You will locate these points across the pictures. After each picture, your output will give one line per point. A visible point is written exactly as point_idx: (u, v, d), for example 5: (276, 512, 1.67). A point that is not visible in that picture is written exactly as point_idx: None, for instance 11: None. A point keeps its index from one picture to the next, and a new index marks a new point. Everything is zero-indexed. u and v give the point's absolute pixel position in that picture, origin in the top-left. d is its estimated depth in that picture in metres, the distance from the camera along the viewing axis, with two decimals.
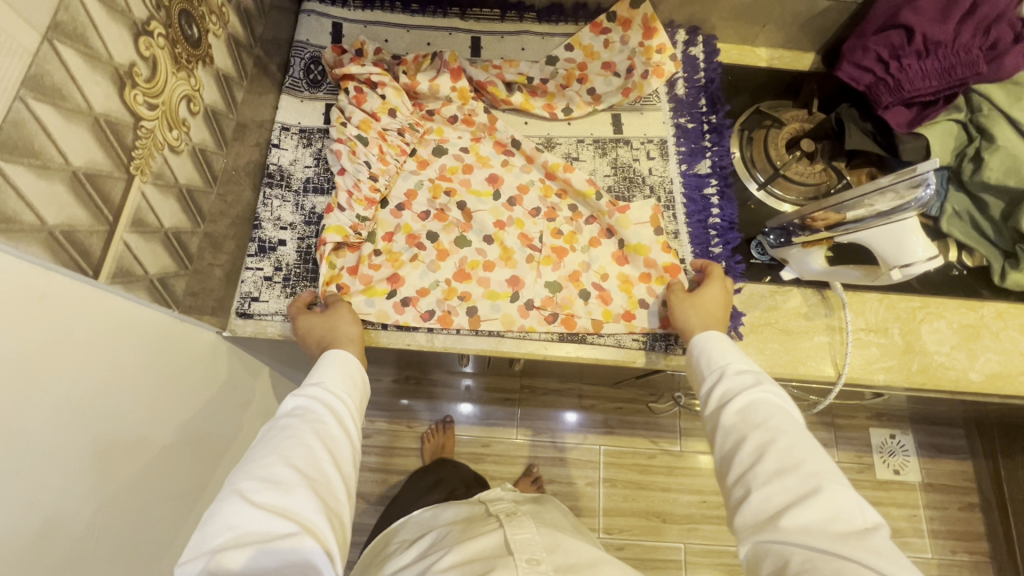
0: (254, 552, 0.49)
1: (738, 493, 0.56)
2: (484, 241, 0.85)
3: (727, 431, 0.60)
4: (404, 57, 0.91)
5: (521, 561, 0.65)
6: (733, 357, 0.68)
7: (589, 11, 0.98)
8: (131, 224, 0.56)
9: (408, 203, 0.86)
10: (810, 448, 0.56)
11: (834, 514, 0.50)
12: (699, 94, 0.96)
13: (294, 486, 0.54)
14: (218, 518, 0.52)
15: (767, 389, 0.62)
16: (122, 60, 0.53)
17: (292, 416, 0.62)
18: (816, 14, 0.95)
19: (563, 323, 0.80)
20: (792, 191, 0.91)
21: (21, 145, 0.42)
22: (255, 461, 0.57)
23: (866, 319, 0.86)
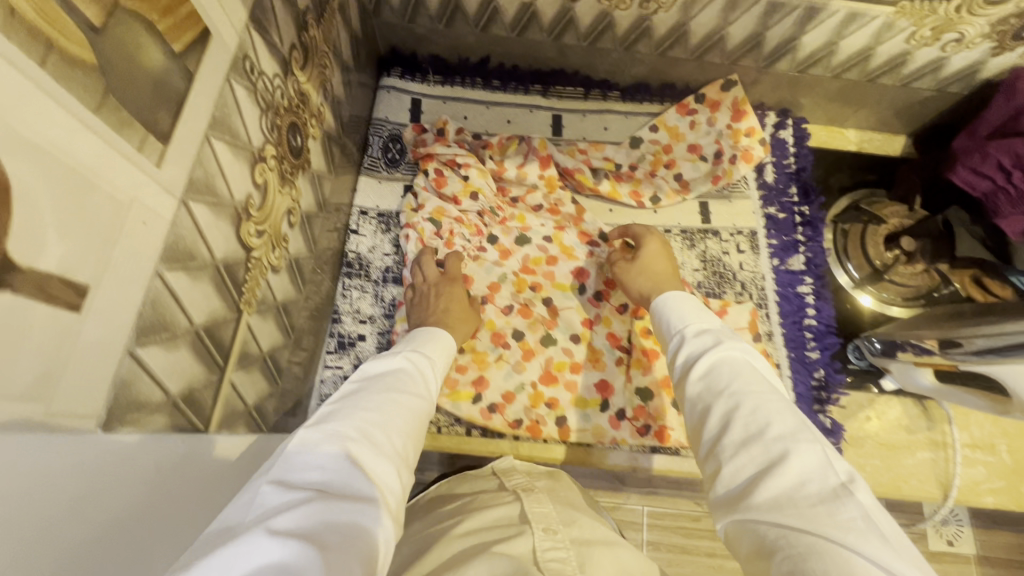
0: (314, 507, 0.35)
1: (706, 466, 0.44)
2: (571, 340, 0.81)
3: (695, 397, 0.49)
4: (489, 139, 0.88)
5: (535, 531, 0.52)
6: (695, 315, 0.57)
7: (676, 90, 0.93)
8: (238, 362, 0.53)
9: (491, 295, 0.82)
10: (781, 406, 0.44)
11: (804, 480, 0.38)
12: (790, 182, 0.92)
13: (388, 458, 0.42)
14: (312, 454, 0.39)
15: (728, 348, 0.51)
16: (241, 197, 0.49)
17: (395, 379, 0.51)
18: (917, 102, 0.90)
19: (656, 437, 0.77)
20: (891, 291, 0.86)
21: (156, 324, 0.39)
22: (361, 405, 0.45)
23: (971, 434, 0.82)
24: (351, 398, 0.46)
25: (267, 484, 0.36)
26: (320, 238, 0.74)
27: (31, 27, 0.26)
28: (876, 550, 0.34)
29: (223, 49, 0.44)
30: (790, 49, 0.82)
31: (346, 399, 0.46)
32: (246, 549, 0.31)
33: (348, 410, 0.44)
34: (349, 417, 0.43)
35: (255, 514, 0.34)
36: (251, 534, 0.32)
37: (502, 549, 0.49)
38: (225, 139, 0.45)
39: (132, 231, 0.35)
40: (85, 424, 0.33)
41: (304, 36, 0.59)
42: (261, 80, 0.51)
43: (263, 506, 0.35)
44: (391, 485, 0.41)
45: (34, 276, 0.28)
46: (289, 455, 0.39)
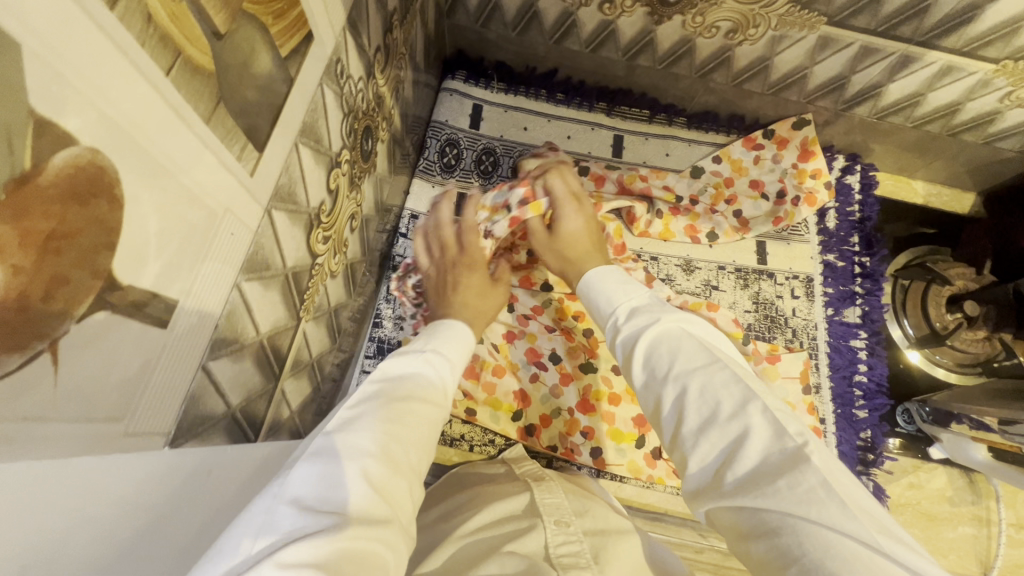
0: (330, 523, 0.30)
1: (671, 455, 0.41)
2: (612, 370, 0.77)
3: (644, 384, 0.45)
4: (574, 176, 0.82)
5: (548, 524, 0.50)
6: (622, 292, 0.53)
7: (745, 123, 0.90)
8: (290, 370, 0.52)
9: (534, 314, 0.79)
10: (726, 378, 0.40)
11: (766, 454, 0.36)
12: (852, 231, 0.89)
13: (403, 478, 0.37)
14: (331, 469, 0.33)
15: (664, 324, 0.46)
16: (316, 204, 0.48)
17: (415, 385, 0.45)
18: (995, 161, 0.87)
19: None
20: (947, 355, 0.84)
21: (228, 336, 0.38)
22: (379, 416, 0.39)
23: (1018, 513, 0.79)
24: (372, 403, 0.40)
25: (278, 507, 0.31)
26: (373, 242, 0.73)
27: (163, 34, 0.25)
28: (838, 518, 0.32)
29: (321, 53, 0.42)
30: (873, 94, 0.79)
31: (364, 405, 0.40)
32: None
33: (368, 420, 0.38)
34: (367, 430, 0.37)
35: (269, 541, 0.29)
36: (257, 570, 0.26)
37: (513, 547, 0.46)
38: (310, 145, 0.44)
39: (222, 242, 0.33)
40: (155, 441, 0.32)
41: (387, 38, 0.58)
42: (348, 85, 0.49)
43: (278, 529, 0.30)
44: (406, 511, 0.36)
45: (133, 294, 0.27)
46: (307, 470, 0.33)
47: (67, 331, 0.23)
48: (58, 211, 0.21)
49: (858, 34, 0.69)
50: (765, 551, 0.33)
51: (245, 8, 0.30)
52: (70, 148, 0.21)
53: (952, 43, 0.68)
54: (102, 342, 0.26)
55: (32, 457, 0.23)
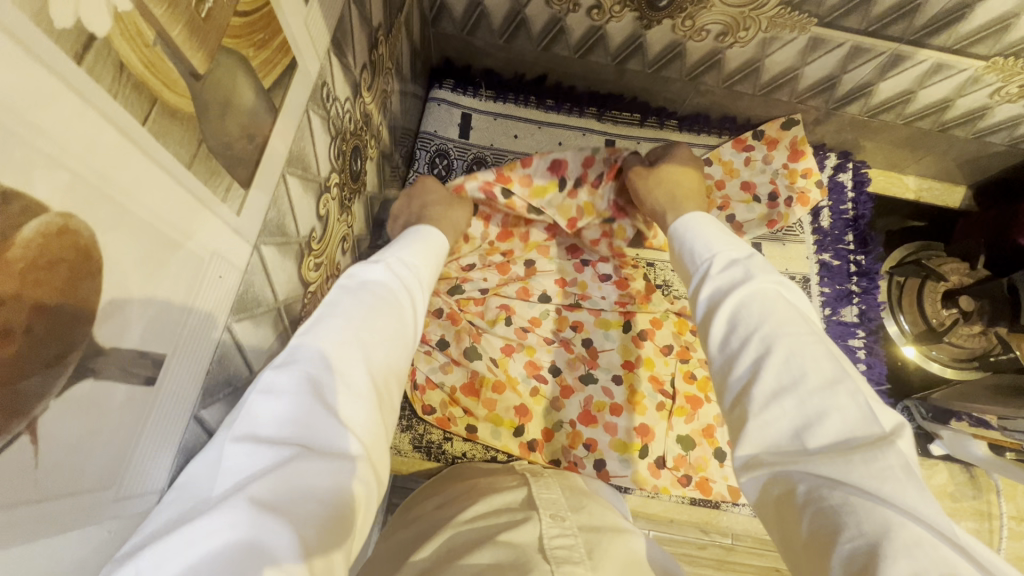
0: (291, 458, 0.28)
1: (733, 411, 0.38)
2: (612, 380, 0.78)
3: (726, 335, 0.41)
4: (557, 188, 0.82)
5: (543, 517, 0.48)
6: (722, 243, 0.49)
7: (736, 124, 0.90)
8: None
9: (533, 327, 0.79)
10: (818, 348, 0.38)
11: (846, 431, 0.34)
12: (847, 229, 0.89)
13: (374, 399, 0.34)
14: (284, 402, 0.31)
15: (762, 284, 0.43)
16: (306, 232, 0.46)
17: (378, 293, 0.41)
18: (985, 155, 0.87)
19: (698, 489, 0.75)
20: (943, 350, 0.84)
21: (220, 381, 0.36)
22: (336, 332, 0.35)
23: (1018, 505, 0.79)
24: (331, 317, 0.36)
25: (232, 443, 0.29)
26: (365, 260, 0.71)
27: (137, 82, 0.23)
28: (912, 501, 0.30)
29: (306, 79, 0.40)
30: (864, 92, 0.79)
31: (320, 322, 0.36)
32: (218, 527, 0.24)
33: (327, 337, 0.34)
34: (327, 352, 0.34)
35: (222, 486, 0.27)
36: (220, 512, 0.25)
37: (507, 536, 0.44)
38: (298, 173, 0.42)
39: (209, 287, 0.32)
40: (148, 501, 0.30)
41: (373, 54, 0.56)
42: (335, 106, 0.47)
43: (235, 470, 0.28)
44: (379, 431, 0.34)
45: (118, 356, 0.25)
46: (257, 400, 0.31)
47: (44, 408, 0.21)
48: (24, 286, 0.20)
49: (849, 34, 0.69)
50: (816, 525, 0.31)
51: (225, 43, 0.28)
52: (38, 216, 0.19)
53: (942, 41, 0.68)
54: (88, 410, 0.24)
55: (16, 543, 0.21)
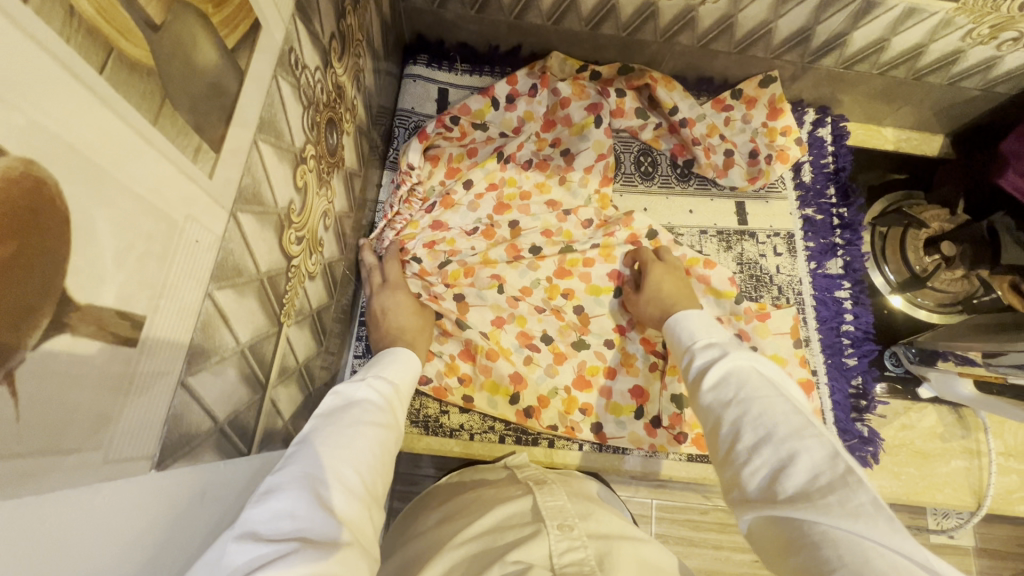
0: (286, 549, 0.33)
1: (724, 471, 0.44)
2: (604, 345, 0.78)
3: (709, 403, 0.48)
4: (533, 152, 0.86)
5: (551, 530, 0.49)
6: (702, 328, 0.57)
7: (714, 86, 0.90)
8: (277, 377, 0.50)
9: (523, 295, 0.79)
10: (788, 408, 0.43)
11: (816, 473, 0.38)
12: (828, 183, 0.90)
13: (360, 502, 0.41)
14: (282, 500, 0.37)
15: (735, 359, 0.50)
16: (283, 203, 0.46)
17: (364, 410, 0.49)
18: (960, 102, 0.88)
19: (694, 445, 0.75)
20: (928, 296, 0.85)
21: (205, 349, 0.36)
22: (325, 445, 0.43)
23: (1006, 442, 0.81)
24: (320, 433, 0.44)
25: (235, 540, 0.33)
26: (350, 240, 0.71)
27: (90, 27, 0.23)
28: (885, 532, 0.33)
29: (271, 43, 0.40)
30: (838, 43, 0.79)
31: (311, 436, 0.44)
32: None
33: (319, 451, 0.42)
34: (320, 459, 0.41)
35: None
36: None
37: (517, 556, 0.45)
38: (271, 141, 0.42)
39: (186, 251, 0.31)
40: (139, 467, 0.30)
41: (342, 24, 0.55)
42: (305, 76, 0.47)
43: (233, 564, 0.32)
44: (365, 532, 0.40)
45: (95, 312, 0.25)
46: (259, 502, 0.37)
47: (22, 359, 0.21)
48: None
49: None
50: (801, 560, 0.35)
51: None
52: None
53: None
54: (68, 364, 0.24)
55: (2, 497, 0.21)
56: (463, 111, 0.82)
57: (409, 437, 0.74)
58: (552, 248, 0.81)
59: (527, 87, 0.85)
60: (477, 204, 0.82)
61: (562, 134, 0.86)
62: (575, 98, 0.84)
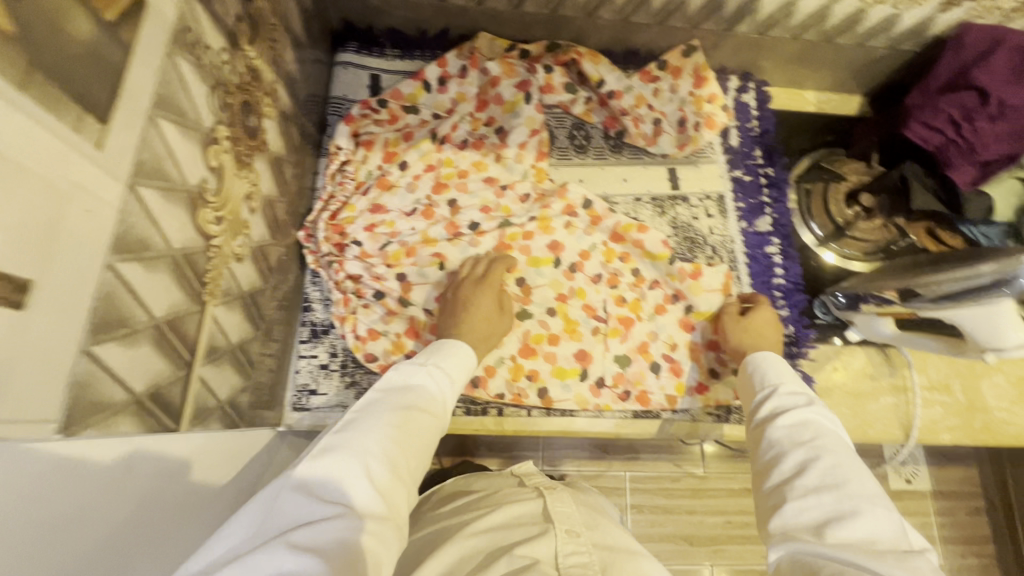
0: (327, 512, 0.43)
1: (773, 499, 0.54)
2: (546, 313, 0.81)
3: (781, 441, 0.59)
4: (469, 132, 0.87)
5: (559, 532, 0.53)
6: (782, 378, 0.68)
7: (640, 58, 0.93)
8: (205, 355, 0.50)
9: (465, 271, 0.81)
10: (856, 471, 0.53)
11: (874, 535, 0.47)
12: (754, 145, 0.94)
13: (398, 480, 0.49)
14: (330, 465, 0.47)
15: (814, 417, 0.60)
16: (194, 182, 0.46)
17: (412, 397, 0.58)
18: (871, 61, 0.92)
19: (637, 401, 0.79)
20: (853, 247, 0.90)
21: (110, 319, 0.36)
22: (376, 424, 0.52)
23: (929, 377, 0.87)
24: (370, 415, 0.54)
25: (292, 491, 0.44)
26: (284, 225, 0.71)
27: None
28: None
29: (162, 22, 0.41)
30: (750, 10, 0.83)
31: (364, 417, 0.53)
32: (269, 555, 0.38)
33: (368, 428, 0.51)
34: (366, 437, 0.50)
35: (284, 520, 0.42)
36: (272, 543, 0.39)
37: (524, 551, 0.49)
38: (173, 119, 0.42)
39: (75, 220, 0.32)
40: (43, 428, 0.31)
41: (250, 7, 0.56)
42: (208, 55, 0.47)
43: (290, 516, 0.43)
44: (397, 508, 0.48)
45: None
46: (320, 460, 0.47)
47: None
48: None
49: None
50: None
51: None
52: None
53: None
54: None
55: None
56: (395, 95, 0.83)
57: None
58: (489, 223, 0.83)
59: (457, 69, 0.86)
60: (415, 186, 0.83)
61: (495, 113, 0.88)
62: (505, 76, 0.86)
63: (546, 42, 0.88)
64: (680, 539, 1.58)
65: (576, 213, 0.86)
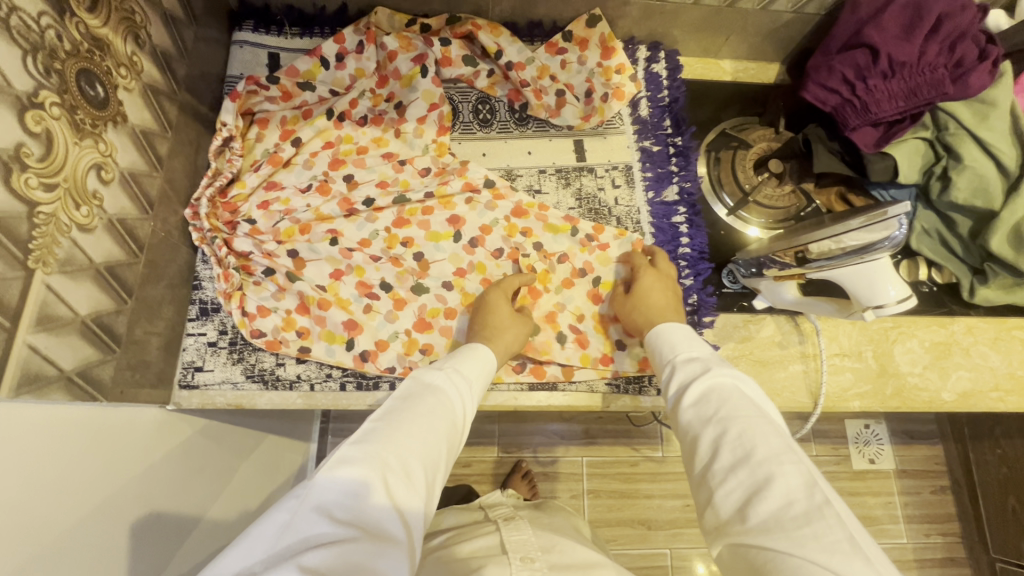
0: (348, 534, 0.41)
1: (701, 489, 0.50)
2: (443, 287, 0.80)
3: (688, 417, 0.54)
4: (369, 109, 0.87)
5: (514, 560, 0.64)
6: (681, 344, 0.63)
7: (545, 29, 0.91)
8: (36, 322, 0.50)
9: (360, 247, 0.80)
10: (766, 431, 0.49)
11: (790, 501, 0.43)
12: (663, 115, 0.92)
13: (417, 492, 0.47)
14: (355, 479, 0.44)
15: (716, 378, 0.55)
16: (5, 144, 0.46)
17: (434, 401, 0.54)
18: (779, 26, 0.90)
19: (532, 373, 0.78)
20: (759, 213, 0.89)
21: None
22: (400, 429, 0.49)
23: (840, 344, 0.85)
24: (397, 419, 0.50)
25: (312, 510, 0.41)
26: (161, 201, 0.70)
27: None
28: (838, 562, 0.39)
29: None
30: None
31: (388, 420, 0.50)
32: None
33: (395, 434, 0.48)
34: (396, 446, 0.48)
35: (298, 539, 0.40)
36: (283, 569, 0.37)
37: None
38: None
39: None
40: None
41: None
42: (15, 18, 0.47)
43: (307, 536, 0.40)
44: (416, 524, 0.46)
45: None
46: (331, 471, 0.44)
47: None
48: None
49: None
50: None
51: None
52: None
53: None
54: None
55: None
56: (289, 72, 0.82)
57: (246, 394, 0.73)
58: (385, 197, 0.82)
59: (354, 44, 0.85)
60: (311, 163, 0.82)
61: (395, 89, 0.87)
62: (402, 51, 0.85)
63: (445, 15, 0.86)
64: (638, 524, 1.51)
65: (477, 192, 0.84)
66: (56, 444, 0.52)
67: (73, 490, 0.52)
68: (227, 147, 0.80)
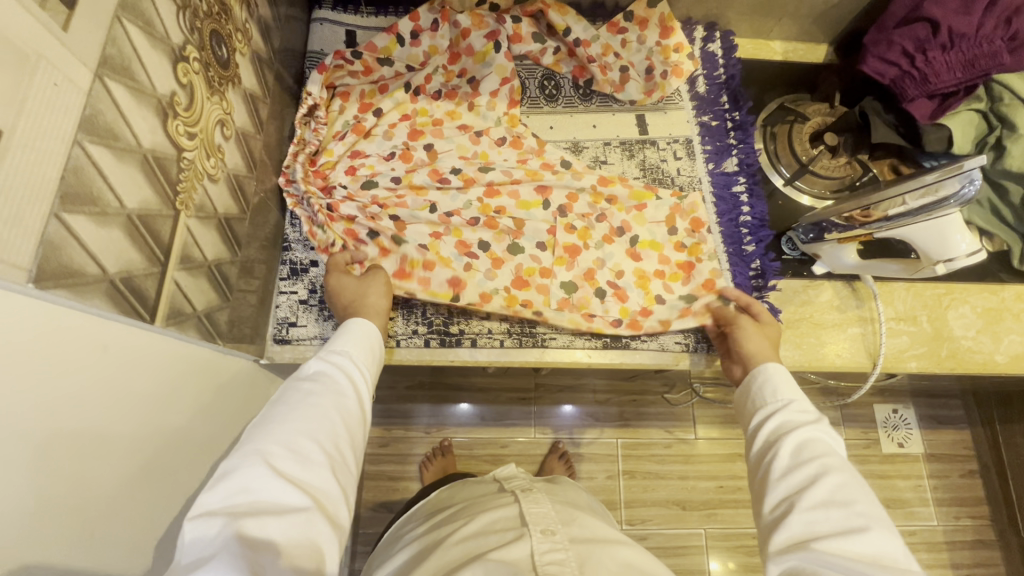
0: (264, 522, 0.44)
1: (776, 514, 0.53)
2: (537, 247, 0.84)
3: (778, 453, 0.57)
4: (444, 85, 0.91)
5: (534, 533, 0.56)
6: (790, 393, 0.65)
7: (607, 11, 0.96)
8: (180, 261, 0.54)
9: (455, 212, 0.83)
10: (864, 494, 0.52)
11: (878, 553, 0.47)
12: (720, 91, 0.96)
13: (315, 463, 0.50)
14: (239, 476, 0.46)
15: (819, 433, 0.58)
16: (164, 91, 0.50)
17: (315, 384, 0.57)
18: (832, 7, 0.94)
19: (630, 327, 0.81)
20: (818, 184, 0.93)
21: (81, 194, 0.40)
22: (285, 419, 0.52)
23: (896, 309, 0.89)
24: (279, 411, 0.53)
25: (203, 520, 0.43)
26: (260, 160, 0.74)
27: None
28: None
29: None
30: None
31: (272, 414, 0.53)
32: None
33: (280, 424, 0.51)
34: (276, 433, 0.50)
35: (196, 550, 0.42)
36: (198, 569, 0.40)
37: (499, 554, 0.52)
38: (140, 25, 0.46)
39: (44, 90, 0.36)
40: (15, 276, 0.34)
41: None
42: None
43: (200, 540, 0.42)
44: (324, 491, 0.49)
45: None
46: (216, 483, 0.46)
47: None
48: None
49: None
50: None
51: None
52: None
53: None
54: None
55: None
56: (369, 48, 0.85)
57: None
58: (469, 166, 0.86)
59: (429, 22, 0.88)
60: (392, 133, 0.86)
61: (467, 65, 0.91)
62: (475, 28, 0.89)
63: None
64: (673, 504, 1.50)
65: (552, 167, 0.88)
66: (185, 382, 0.56)
67: (191, 440, 0.57)
68: (313, 117, 0.84)
